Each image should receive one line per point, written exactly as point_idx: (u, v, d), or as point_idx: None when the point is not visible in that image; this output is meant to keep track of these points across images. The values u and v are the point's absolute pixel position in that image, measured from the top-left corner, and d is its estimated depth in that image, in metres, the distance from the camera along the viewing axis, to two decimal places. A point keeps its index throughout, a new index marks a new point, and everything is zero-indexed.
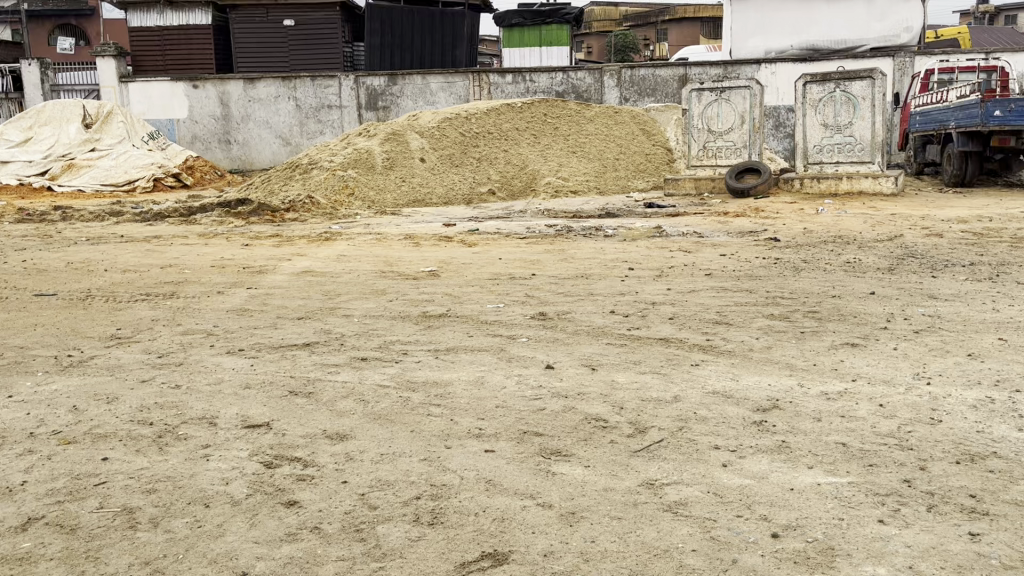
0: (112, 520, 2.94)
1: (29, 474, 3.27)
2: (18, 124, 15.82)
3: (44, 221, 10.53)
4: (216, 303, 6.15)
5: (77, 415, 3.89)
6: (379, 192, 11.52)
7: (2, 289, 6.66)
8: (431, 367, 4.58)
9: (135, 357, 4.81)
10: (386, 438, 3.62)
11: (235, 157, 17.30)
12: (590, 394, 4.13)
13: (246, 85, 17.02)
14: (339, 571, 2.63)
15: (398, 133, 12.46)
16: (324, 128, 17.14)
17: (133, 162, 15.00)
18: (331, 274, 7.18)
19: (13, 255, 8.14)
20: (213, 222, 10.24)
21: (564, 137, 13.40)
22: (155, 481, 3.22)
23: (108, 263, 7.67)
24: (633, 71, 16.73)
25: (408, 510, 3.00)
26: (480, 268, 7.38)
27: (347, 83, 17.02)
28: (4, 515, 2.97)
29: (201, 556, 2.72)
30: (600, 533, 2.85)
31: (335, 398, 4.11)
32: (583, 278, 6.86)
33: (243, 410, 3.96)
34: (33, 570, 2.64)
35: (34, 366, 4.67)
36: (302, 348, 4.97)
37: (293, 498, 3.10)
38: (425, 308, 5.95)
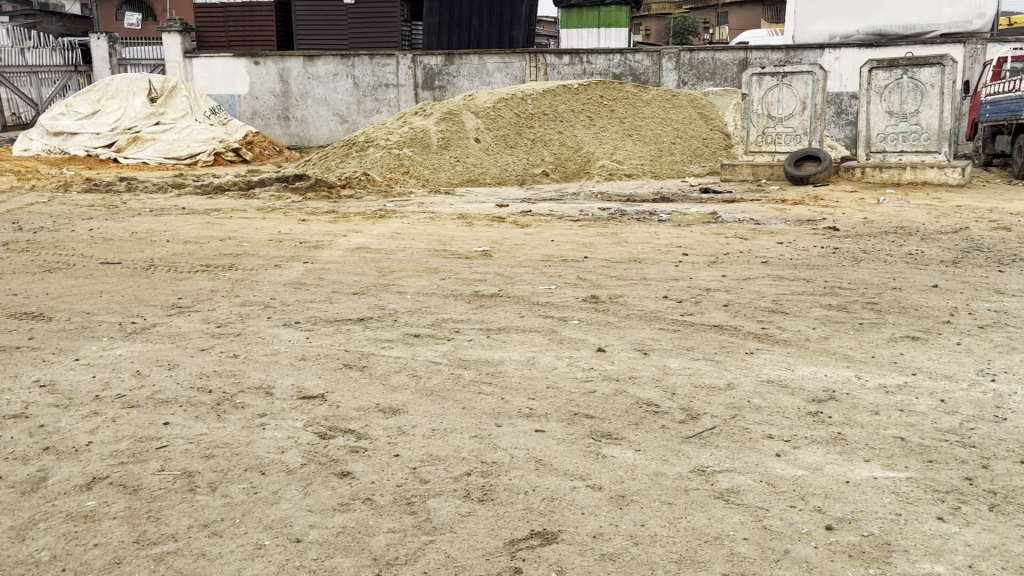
0: (173, 483, 3.03)
1: (95, 435, 3.37)
2: (88, 96, 16.22)
3: (110, 191, 10.82)
4: (273, 276, 6.25)
5: (140, 380, 4.01)
6: (434, 171, 11.58)
7: (69, 256, 6.87)
8: (482, 346, 4.60)
9: (195, 326, 4.92)
10: (438, 414, 3.66)
11: (293, 133, 17.51)
12: (643, 377, 4.12)
13: (305, 62, 17.20)
14: (391, 543, 2.67)
15: (454, 112, 12.48)
16: (381, 106, 17.25)
17: (196, 136, 15.30)
18: (385, 251, 7.24)
19: (80, 223, 8.39)
20: (271, 197, 10.41)
21: (620, 119, 13.24)
22: (214, 447, 3.30)
23: (170, 234, 7.85)
24: (692, 54, 16.46)
25: (458, 486, 3.03)
26: (532, 249, 7.37)
27: (405, 62, 17.08)
28: (70, 473, 3.07)
29: (258, 522, 2.78)
30: (650, 517, 2.83)
31: (388, 372, 4.16)
32: (637, 262, 6.81)
33: (299, 381, 4.03)
34: (97, 528, 2.73)
35: (99, 331, 4.82)
36: (357, 323, 5.03)
37: (346, 469, 3.15)
38: (477, 287, 5.97)
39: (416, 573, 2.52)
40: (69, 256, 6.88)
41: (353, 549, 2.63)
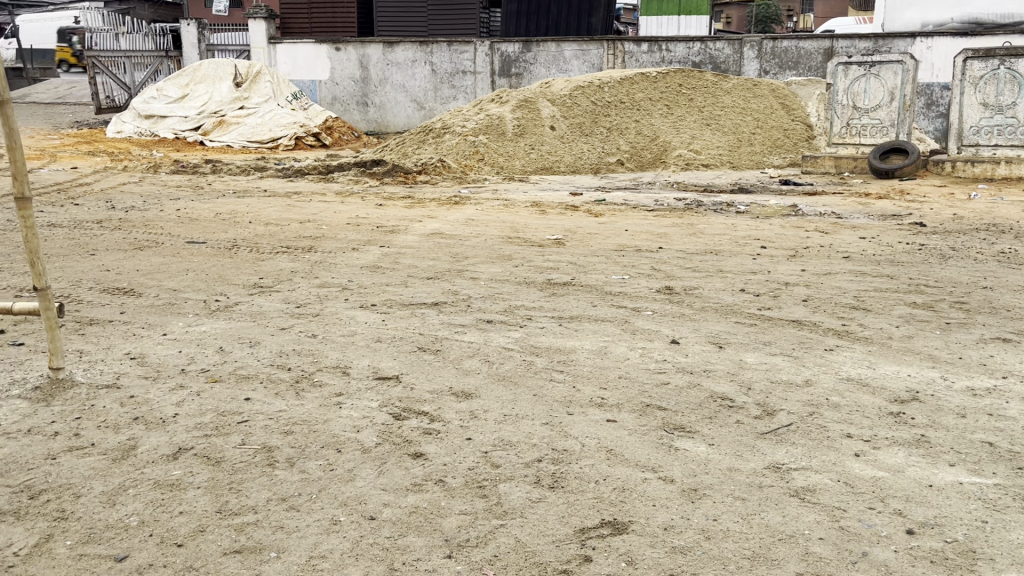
0: (253, 457, 3.12)
1: (181, 408, 3.50)
2: (177, 81, 16.81)
3: (196, 173, 11.17)
4: (350, 259, 6.37)
5: (223, 355, 4.14)
6: (508, 159, 11.61)
7: (158, 234, 7.13)
8: (554, 333, 4.60)
9: (275, 306, 5.05)
10: (511, 399, 3.68)
11: (371, 119, 17.77)
12: (718, 371, 4.06)
13: (385, 49, 17.39)
14: (463, 526, 2.70)
15: (530, 100, 12.46)
16: (458, 94, 17.34)
17: (278, 121, 15.63)
18: (459, 236, 7.29)
19: (168, 203, 8.69)
20: (349, 181, 10.60)
21: (699, 109, 13.01)
22: (293, 424, 3.39)
23: (252, 216, 8.07)
24: (775, 43, 16.07)
25: (529, 471, 3.05)
26: (606, 238, 7.33)
27: (483, 49, 17.11)
28: (158, 442, 3.20)
29: (333, 498, 2.85)
30: (723, 512, 2.80)
31: (461, 357, 4.20)
32: (713, 254, 6.70)
33: (374, 361, 4.11)
34: (182, 496, 2.84)
35: (185, 308, 4.99)
36: (431, 307, 5.09)
37: (419, 450, 3.19)
38: (550, 275, 5.96)
39: (488, 556, 2.54)
40: (158, 234, 7.13)
41: (425, 529, 2.68)
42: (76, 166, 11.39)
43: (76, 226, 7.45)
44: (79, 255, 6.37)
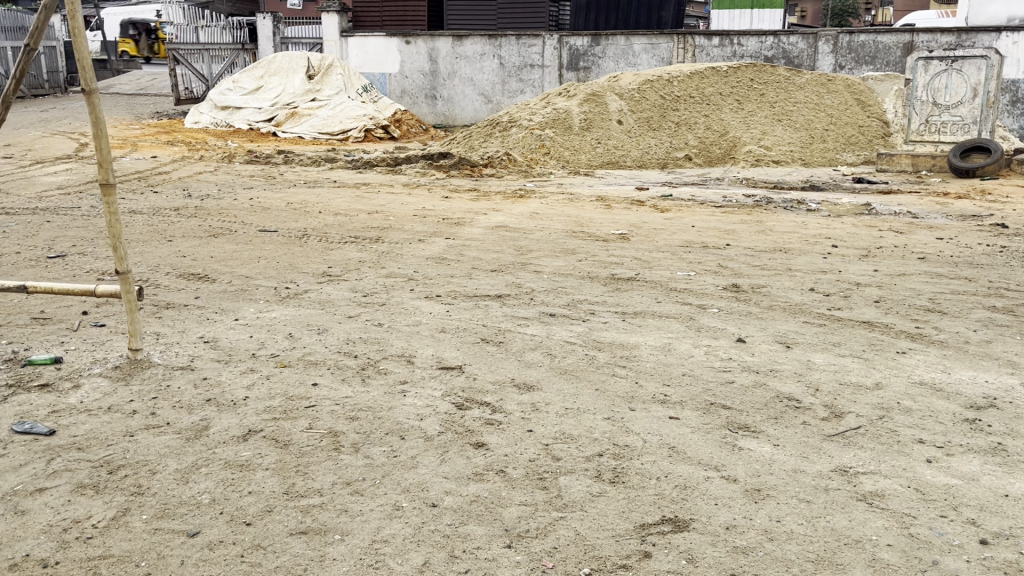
0: (320, 441, 3.19)
1: (251, 391, 3.60)
2: (252, 73, 17.23)
3: (269, 163, 11.44)
4: (416, 250, 6.45)
5: (292, 341, 4.24)
6: (574, 153, 11.58)
7: (231, 222, 7.33)
8: (618, 329, 4.58)
9: (343, 295, 5.14)
10: (572, 393, 3.68)
11: (439, 112, 17.92)
12: (784, 371, 3.99)
13: (454, 42, 17.49)
14: (522, 516, 2.71)
15: (598, 94, 12.41)
16: (526, 87, 17.34)
17: (348, 113, 15.87)
18: (524, 230, 7.31)
19: (241, 192, 8.93)
20: (416, 173, 10.71)
21: (770, 104, 12.74)
22: (358, 410, 3.46)
23: (322, 206, 8.23)
24: (851, 37, 15.65)
25: (590, 465, 3.05)
26: (672, 234, 7.25)
27: (551, 43, 17.04)
28: (229, 424, 3.30)
29: (396, 484, 2.90)
30: (787, 514, 2.75)
31: (524, 349, 4.22)
32: (782, 252, 6.58)
33: (438, 352, 4.16)
34: (251, 477, 2.92)
35: (257, 294, 5.12)
36: (494, 299, 5.12)
37: (481, 440, 3.22)
38: (614, 270, 5.93)
39: (547, 548, 2.56)
40: (232, 223, 7.33)
41: (486, 518, 2.70)
42: (156, 155, 11.77)
43: (155, 213, 7.70)
44: (157, 240, 6.59)
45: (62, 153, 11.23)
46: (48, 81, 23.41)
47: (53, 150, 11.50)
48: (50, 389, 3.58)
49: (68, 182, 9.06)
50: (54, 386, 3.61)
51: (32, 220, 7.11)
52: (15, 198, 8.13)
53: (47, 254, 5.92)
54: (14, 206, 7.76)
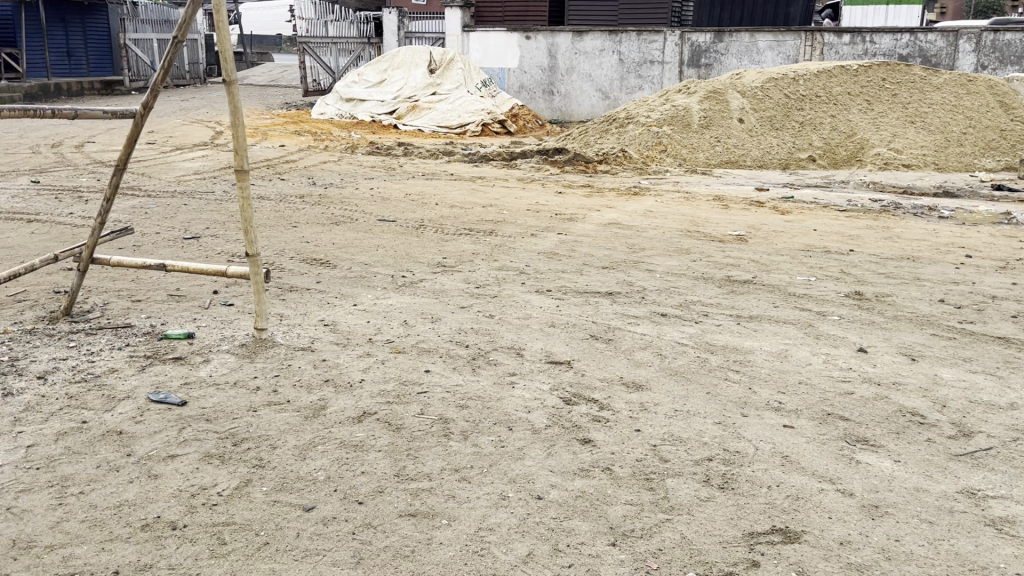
0: (430, 426, 3.26)
1: (367, 373, 3.73)
2: (377, 66, 17.70)
3: (390, 155, 11.74)
4: (529, 244, 6.48)
5: (407, 328, 4.35)
6: (692, 151, 11.40)
7: (352, 211, 7.57)
8: (732, 332, 4.48)
9: (456, 285, 5.23)
10: (683, 395, 3.63)
11: (556, 108, 17.95)
12: (908, 385, 3.80)
13: (574, 37, 17.44)
14: (627, 515, 2.70)
15: (719, 91, 12.16)
16: (644, 84, 17.12)
17: (467, 107, 16.02)
18: (637, 227, 7.24)
19: (363, 182, 9.22)
20: (532, 168, 10.78)
21: (903, 105, 12.10)
22: (468, 398, 3.52)
23: (439, 198, 8.39)
24: (996, 35, 14.86)
25: (699, 469, 3.00)
26: (792, 237, 7.02)
27: (672, 39, 16.75)
28: (345, 405, 3.42)
29: (503, 474, 2.93)
30: (907, 533, 2.63)
31: (633, 348, 4.18)
32: (910, 260, 6.27)
33: (548, 346, 4.18)
34: (364, 458, 3.01)
35: (375, 281, 5.28)
36: (605, 296, 5.10)
37: (588, 436, 3.22)
38: (730, 272, 5.80)
39: (652, 549, 2.53)
40: (353, 211, 7.57)
41: (590, 514, 2.70)
42: (284, 144, 12.28)
43: (282, 200, 8.04)
44: (284, 226, 6.88)
45: (200, 141, 11.85)
46: (189, 72, 24.72)
47: (192, 138, 12.17)
48: (183, 362, 3.79)
49: (204, 168, 9.56)
50: (187, 359, 3.83)
51: (170, 203, 7.55)
52: (157, 181, 8.65)
53: (183, 236, 6.27)
54: (155, 189, 8.26)
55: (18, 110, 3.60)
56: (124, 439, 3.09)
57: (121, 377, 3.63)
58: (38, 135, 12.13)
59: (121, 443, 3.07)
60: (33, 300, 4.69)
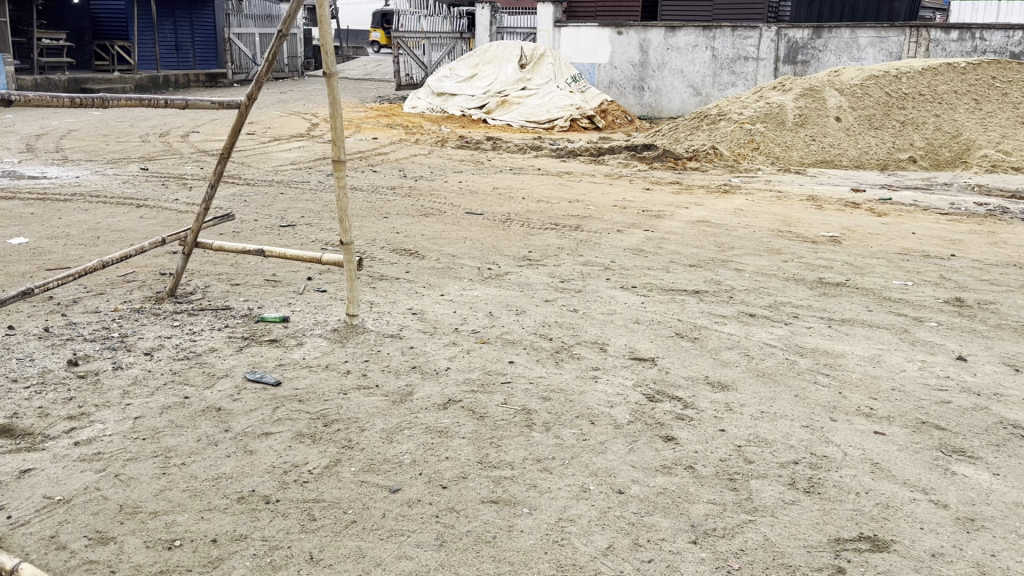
0: (513, 416, 3.30)
1: (452, 362, 3.80)
2: (469, 61, 17.90)
3: (478, 149, 11.86)
4: (615, 240, 6.47)
5: (492, 319, 4.41)
6: (785, 149, 11.13)
7: (441, 203, 7.68)
8: (822, 335, 4.37)
9: (541, 279, 5.26)
10: (769, 397, 3.57)
11: (646, 104, 17.68)
12: (1011, 397, 3.63)
13: (667, 33, 17.15)
14: (709, 514, 2.68)
15: (816, 89, 11.85)
16: (737, 80, 16.79)
17: (556, 102, 16.02)
18: (726, 226, 7.13)
19: (451, 175, 9.36)
20: (619, 164, 10.72)
21: (1013, 105, 11.53)
22: (551, 390, 3.54)
23: (525, 192, 8.46)
24: None
25: (785, 472, 2.94)
26: (889, 240, 6.79)
27: (768, 35, 16.41)
28: (431, 391, 3.49)
29: (585, 466, 2.95)
30: (1003, 549, 2.53)
31: (720, 348, 4.13)
32: (1016, 267, 5.99)
33: (632, 342, 4.17)
34: (449, 443, 3.08)
35: (462, 273, 5.36)
36: (691, 295, 5.04)
37: (671, 434, 3.20)
38: (822, 274, 5.65)
39: (734, 549, 2.51)
40: (441, 204, 7.68)
41: (672, 512, 2.69)
42: (377, 137, 12.54)
43: (374, 191, 8.24)
44: (375, 216, 7.05)
45: (296, 132, 12.22)
46: (288, 65, 25.45)
47: (289, 129, 12.56)
48: (278, 345, 3.94)
49: (300, 159, 9.88)
50: (281, 342, 3.97)
51: (268, 191, 7.83)
52: (257, 171, 8.98)
53: (280, 223, 6.49)
54: (255, 178, 8.57)
55: (135, 99, 3.78)
56: (223, 415, 3.24)
57: (221, 356, 3.80)
58: (147, 124, 12.72)
59: (220, 419, 3.21)
60: (142, 280, 4.94)
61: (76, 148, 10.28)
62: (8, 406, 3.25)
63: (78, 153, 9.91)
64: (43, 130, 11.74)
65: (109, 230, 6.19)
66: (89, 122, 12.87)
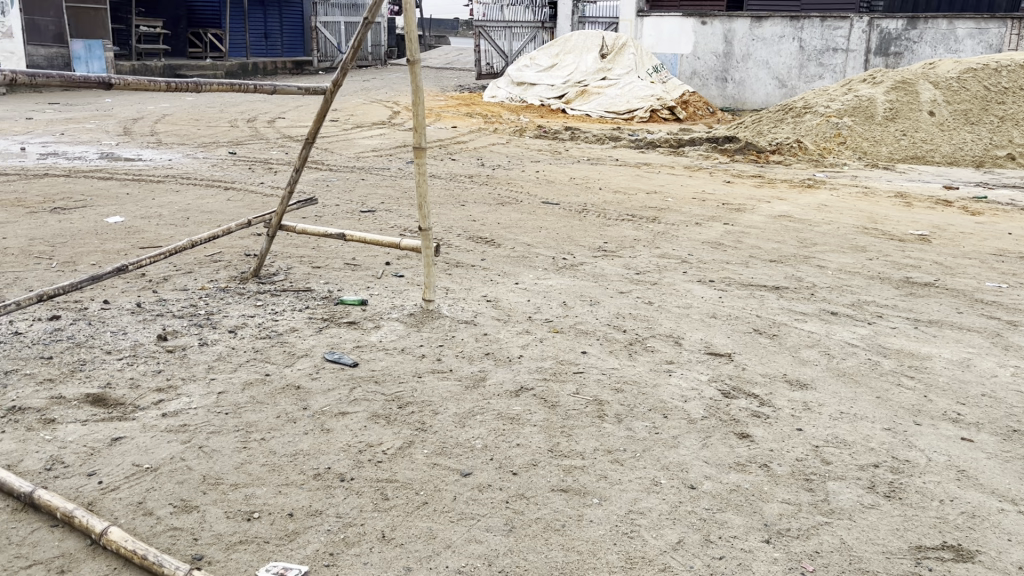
0: (585, 407, 3.30)
1: (526, 350, 3.81)
2: (549, 51, 17.82)
3: (556, 139, 11.83)
4: (694, 233, 6.37)
5: (566, 309, 4.40)
6: (874, 144, 10.78)
7: (518, 192, 7.70)
8: (908, 336, 4.22)
9: (616, 270, 5.22)
10: (850, 397, 3.47)
11: (728, 96, 17.25)
12: None
13: (752, 23, 16.73)
14: (783, 514, 2.62)
15: (908, 81, 11.39)
16: (825, 72, 16.41)
17: (636, 93, 15.85)
18: (809, 221, 6.94)
19: (529, 165, 9.37)
20: (700, 156, 10.55)
21: None
22: (624, 382, 3.52)
23: (603, 182, 8.41)
24: None
25: (864, 475, 2.86)
26: (983, 240, 6.51)
27: (859, 25, 16.02)
28: (504, 378, 3.52)
29: (656, 460, 2.92)
30: None
31: (799, 346, 4.03)
32: None
33: (708, 336, 4.10)
34: (520, 431, 3.09)
35: (536, 262, 5.36)
36: (771, 290, 4.93)
37: (746, 431, 3.15)
38: (910, 273, 5.45)
39: (808, 551, 2.45)
40: (519, 192, 7.70)
41: (745, 509, 2.64)
42: (456, 125, 12.64)
43: (452, 179, 8.32)
44: (453, 204, 7.11)
45: (378, 120, 12.41)
46: (371, 54, 25.82)
47: (371, 116, 12.76)
48: (356, 327, 4.02)
49: (382, 145, 10.05)
50: (359, 324, 4.05)
51: (349, 177, 7.98)
52: (339, 157, 9.16)
53: (360, 208, 6.60)
54: (337, 164, 8.74)
55: (226, 84, 3.89)
56: (302, 393, 3.33)
57: (301, 336, 3.89)
58: (237, 110, 13.10)
59: (299, 397, 3.30)
60: (228, 261, 5.10)
61: (170, 131, 10.66)
62: (102, 377, 3.41)
63: (171, 137, 10.27)
64: (140, 114, 12.20)
65: (198, 212, 6.41)
66: (181, 107, 13.33)
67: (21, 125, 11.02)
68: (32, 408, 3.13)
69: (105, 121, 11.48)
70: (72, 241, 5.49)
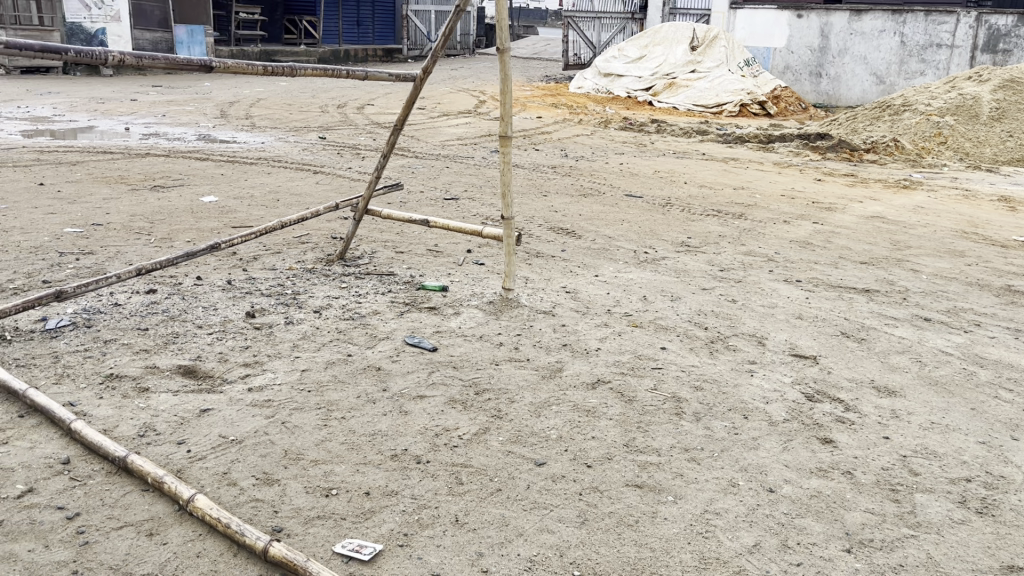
0: (663, 403, 3.25)
1: (603, 343, 3.78)
2: (638, 41, 17.55)
3: (642, 131, 11.70)
4: (781, 231, 6.21)
5: (646, 304, 4.35)
6: (977, 145, 10.30)
7: (601, 184, 7.66)
8: (1007, 347, 4.02)
9: (699, 266, 5.13)
10: (943, 407, 3.33)
11: (822, 92, 16.76)
12: None
13: (851, 17, 16.09)
14: (867, 523, 2.54)
15: (1017, 79, 10.84)
16: (927, 69, 15.84)
17: (726, 85, 15.53)
18: (904, 223, 6.68)
19: (613, 157, 9.29)
20: (789, 153, 10.28)
21: None
22: (704, 380, 3.46)
23: (688, 177, 8.27)
24: None
25: (954, 489, 2.74)
26: None
27: (966, 20, 15.44)
28: (580, 369, 3.51)
29: (735, 461, 2.87)
30: None
31: (889, 351, 3.89)
32: None
33: (793, 338, 3.99)
34: (596, 423, 3.07)
35: (617, 255, 5.31)
36: (861, 293, 4.77)
37: (830, 436, 3.05)
38: (1011, 281, 5.20)
39: (892, 563, 2.36)
40: (602, 184, 7.65)
41: (825, 516, 2.57)
42: (541, 116, 12.62)
43: (535, 169, 8.32)
44: (535, 194, 7.11)
45: (464, 108, 12.49)
46: (461, 43, 25.95)
47: (458, 105, 12.85)
48: (436, 313, 4.06)
49: (466, 134, 10.12)
50: (439, 310, 4.09)
51: (434, 164, 8.06)
52: (425, 144, 9.25)
53: (443, 196, 6.66)
54: (422, 151, 8.85)
55: (320, 69, 3.97)
56: (382, 375, 3.38)
57: (383, 319, 3.96)
58: (328, 96, 13.38)
59: (379, 378, 3.35)
60: (315, 243, 5.22)
61: (264, 116, 10.94)
62: (194, 350, 3.53)
63: (264, 121, 10.55)
64: (235, 98, 12.58)
65: (288, 194, 6.57)
66: (275, 92, 13.69)
67: (125, 106, 11.49)
68: (128, 376, 3.27)
69: (203, 104, 11.88)
70: (169, 219, 5.71)
